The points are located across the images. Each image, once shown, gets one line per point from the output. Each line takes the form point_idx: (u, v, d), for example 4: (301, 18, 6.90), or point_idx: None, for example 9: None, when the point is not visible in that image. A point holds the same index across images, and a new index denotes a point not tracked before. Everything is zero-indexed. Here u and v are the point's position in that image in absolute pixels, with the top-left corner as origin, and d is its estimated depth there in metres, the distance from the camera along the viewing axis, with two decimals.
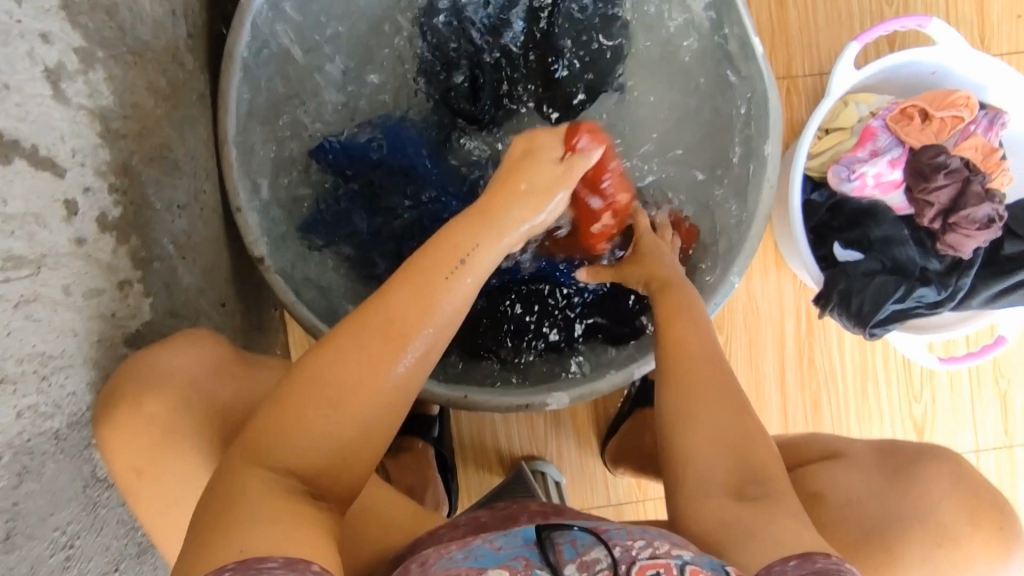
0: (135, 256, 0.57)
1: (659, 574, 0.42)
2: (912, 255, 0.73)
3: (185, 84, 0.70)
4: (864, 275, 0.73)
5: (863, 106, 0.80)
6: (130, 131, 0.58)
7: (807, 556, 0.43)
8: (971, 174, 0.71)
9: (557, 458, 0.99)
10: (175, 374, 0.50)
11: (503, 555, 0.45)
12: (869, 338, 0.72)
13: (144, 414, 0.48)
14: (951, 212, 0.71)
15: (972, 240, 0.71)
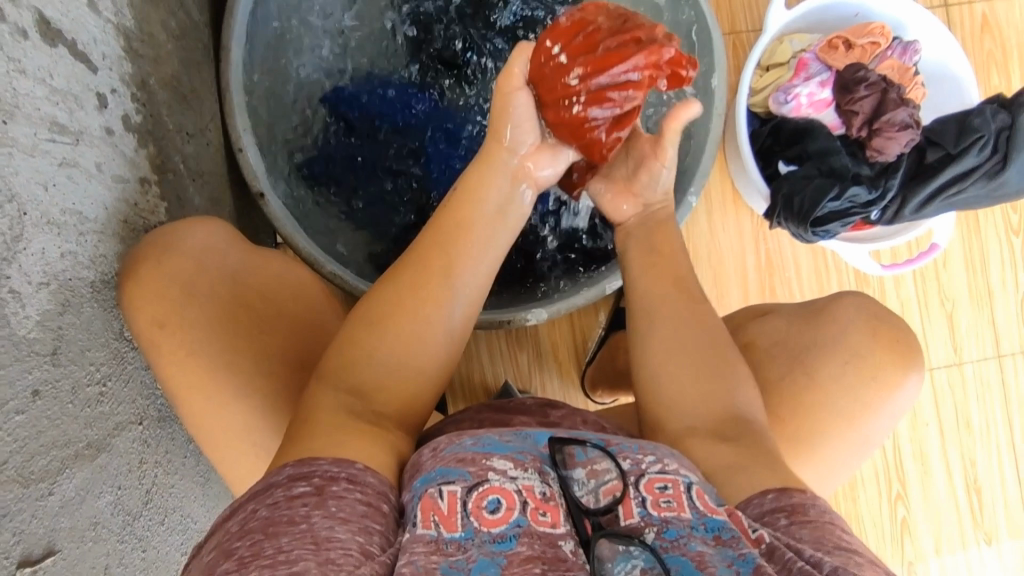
0: (153, 162, 0.64)
1: (665, 488, 0.48)
2: (845, 162, 0.82)
3: (192, 32, 0.78)
4: (805, 179, 0.82)
5: (796, 43, 0.91)
6: (147, 56, 0.65)
7: (785, 491, 0.51)
8: (889, 86, 0.81)
9: (541, 392, 1.05)
10: (189, 245, 0.59)
11: (511, 446, 0.49)
12: (810, 237, 0.81)
13: (164, 272, 0.57)
14: (875, 120, 0.81)
15: (894, 142, 0.81)
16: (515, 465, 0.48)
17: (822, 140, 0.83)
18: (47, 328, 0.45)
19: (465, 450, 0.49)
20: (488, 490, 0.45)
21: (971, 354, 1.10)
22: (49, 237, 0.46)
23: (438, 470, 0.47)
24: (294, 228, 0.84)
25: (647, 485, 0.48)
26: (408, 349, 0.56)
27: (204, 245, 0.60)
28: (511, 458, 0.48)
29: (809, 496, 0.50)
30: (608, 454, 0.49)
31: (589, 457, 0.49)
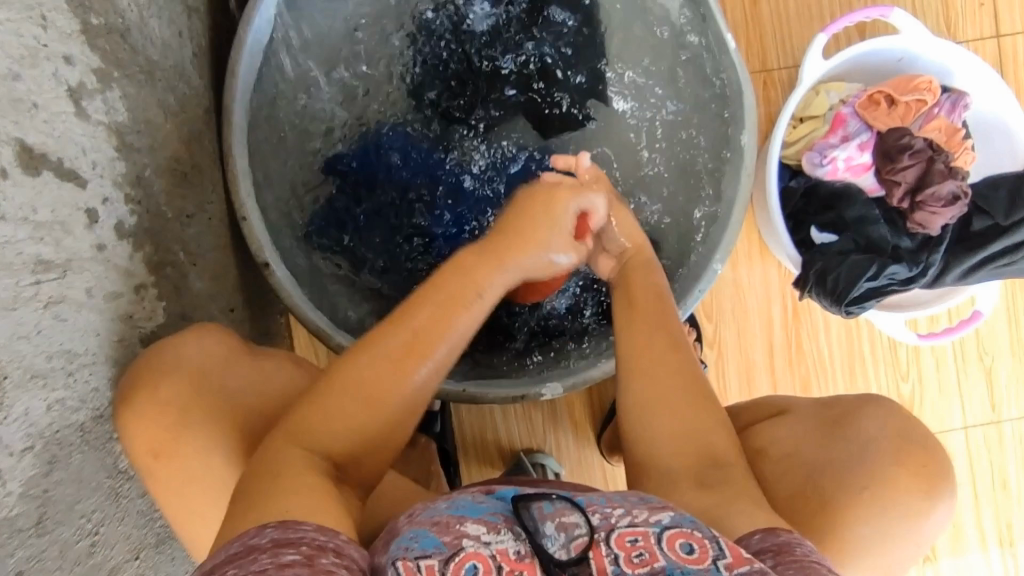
0: (150, 262, 0.60)
1: (637, 540, 0.45)
2: (883, 233, 0.78)
3: (191, 100, 0.74)
4: (839, 252, 0.77)
5: (834, 93, 0.85)
6: (143, 145, 0.62)
7: (771, 531, 0.50)
8: (935, 154, 0.75)
9: (556, 451, 1.02)
10: (184, 362, 0.55)
11: (480, 509, 0.48)
12: (846, 316, 0.76)
13: (160, 398, 0.53)
14: (918, 191, 0.76)
15: (939, 216, 0.76)
16: (487, 528, 0.45)
17: (859, 211, 0.78)
18: (31, 498, 0.42)
19: (440, 514, 0.47)
20: (463, 557, 0.43)
21: (1010, 411, 1.05)
22: (32, 393, 0.43)
23: (414, 534, 0.45)
24: (302, 299, 0.81)
25: (618, 539, 0.45)
26: (383, 400, 0.52)
27: (202, 355, 0.56)
28: (483, 522, 0.46)
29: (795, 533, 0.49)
30: (576, 507, 0.47)
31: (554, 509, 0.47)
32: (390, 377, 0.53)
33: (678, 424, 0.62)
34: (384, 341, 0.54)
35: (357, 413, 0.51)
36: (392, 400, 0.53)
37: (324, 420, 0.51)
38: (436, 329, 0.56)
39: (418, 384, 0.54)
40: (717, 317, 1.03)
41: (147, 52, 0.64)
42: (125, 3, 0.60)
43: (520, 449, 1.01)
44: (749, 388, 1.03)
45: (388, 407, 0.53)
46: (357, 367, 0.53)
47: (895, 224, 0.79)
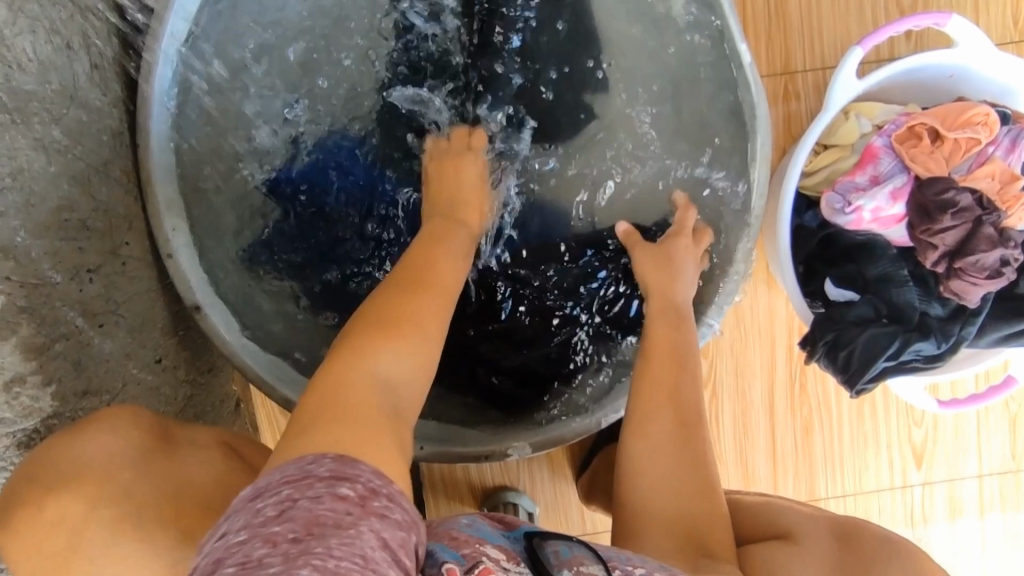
0: (30, 345, 0.51)
1: None
2: (911, 298, 0.66)
3: (91, 125, 0.62)
4: (855, 319, 0.66)
5: (865, 118, 0.71)
6: (12, 205, 0.51)
7: None
8: (983, 213, 0.62)
9: (530, 489, 0.95)
10: (90, 466, 0.49)
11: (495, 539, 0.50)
12: (857, 395, 0.66)
13: (44, 518, 0.46)
14: (958, 256, 0.63)
15: (979, 287, 0.63)
16: (507, 556, 0.48)
17: (882, 268, 0.67)
18: None
19: (460, 530, 0.50)
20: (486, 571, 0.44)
21: None
22: None
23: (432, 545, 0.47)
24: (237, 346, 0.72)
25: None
26: (350, 406, 0.45)
27: (107, 454, 0.50)
28: (504, 551, 0.48)
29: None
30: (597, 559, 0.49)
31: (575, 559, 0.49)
32: (378, 391, 0.48)
33: (672, 496, 0.61)
34: (354, 350, 0.49)
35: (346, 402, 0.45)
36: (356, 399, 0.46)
37: (331, 403, 0.45)
38: (416, 338, 0.52)
39: (377, 375, 0.49)
40: (715, 353, 0.93)
41: (12, 84, 0.52)
42: None
43: (491, 486, 0.94)
44: (745, 428, 0.94)
45: (354, 411, 0.44)
46: (379, 363, 0.49)
47: (926, 286, 0.67)
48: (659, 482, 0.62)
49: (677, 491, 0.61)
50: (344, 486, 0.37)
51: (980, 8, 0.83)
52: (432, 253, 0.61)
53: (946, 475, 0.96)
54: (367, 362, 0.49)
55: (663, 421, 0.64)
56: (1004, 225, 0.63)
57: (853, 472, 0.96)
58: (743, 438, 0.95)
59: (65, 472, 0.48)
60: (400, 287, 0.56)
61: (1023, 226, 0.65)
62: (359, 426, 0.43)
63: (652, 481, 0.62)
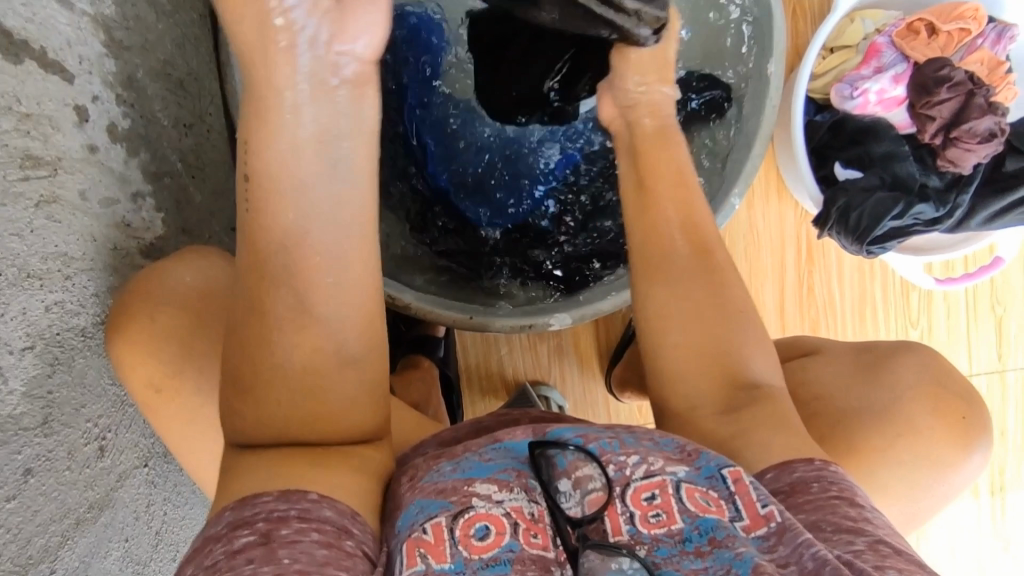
0: (146, 170, 0.58)
1: (655, 495, 0.42)
2: (912, 171, 0.77)
3: (184, 1, 0.69)
4: (863, 189, 0.76)
5: (869, 21, 0.80)
6: (133, 44, 0.57)
7: (785, 467, 0.47)
8: (975, 88, 0.73)
9: (560, 385, 1.02)
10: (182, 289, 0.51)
11: (491, 465, 0.44)
12: (866, 254, 0.77)
13: (155, 325, 0.50)
14: (952, 126, 0.75)
15: (972, 154, 0.75)
16: (499, 487, 0.42)
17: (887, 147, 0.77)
18: (34, 397, 0.41)
19: (446, 477, 0.43)
20: (474, 516, 0.40)
21: (1016, 361, 1.04)
22: (29, 294, 0.42)
23: (419, 502, 0.42)
24: None
25: (634, 495, 0.42)
26: (298, 369, 0.43)
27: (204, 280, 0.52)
28: (494, 481, 0.42)
29: (812, 471, 0.46)
30: (594, 456, 0.44)
31: (574, 466, 0.43)
32: (306, 342, 0.44)
33: (700, 339, 0.56)
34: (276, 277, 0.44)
35: (264, 370, 0.43)
36: (320, 372, 0.44)
37: (261, 401, 0.43)
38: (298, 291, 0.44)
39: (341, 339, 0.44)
40: (731, 257, 1.01)
41: None
42: None
43: (525, 378, 1.00)
44: None
45: (283, 382, 0.43)
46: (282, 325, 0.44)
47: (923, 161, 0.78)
48: (680, 321, 0.56)
49: (700, 331, 0.56)
50: (243, 533, 0.37)
51: None
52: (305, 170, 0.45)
53: None
54: (273, 337, 0.43)
55: (671, 251, 0.59)
56: (993, 99, 0.75)
57: None
58: None
59: (166, 298, 0.51)
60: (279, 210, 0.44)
61: (1011, 103, 0.76)
62: (279, 390, 0.43)
63: (680, 329, 0.56)
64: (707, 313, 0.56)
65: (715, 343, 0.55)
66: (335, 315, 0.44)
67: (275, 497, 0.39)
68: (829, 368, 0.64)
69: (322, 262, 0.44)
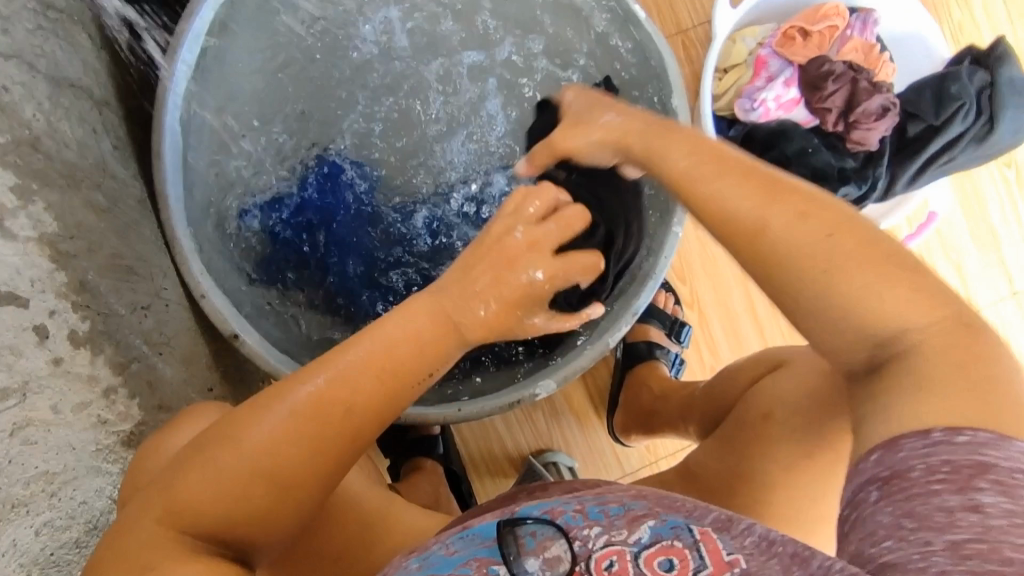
0: (113, 362, 0.59)
1: (614, 564, 0.39)
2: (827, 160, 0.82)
3: (121, 193, 0.73)
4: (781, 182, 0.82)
5: (750, 39, 0.87)
6: (79, 249, 0.61)
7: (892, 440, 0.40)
8: (856, 75, 0.81)
9: (565, 445, 1.01)
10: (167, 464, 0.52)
11: (457, 559, 0.42)
12: None
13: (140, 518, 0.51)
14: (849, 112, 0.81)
15: (873, 131, 0.81)
16: None
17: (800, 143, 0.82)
18: None
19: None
20: None
21: (988, 299, 1.07)
22: (17, 524, 0.44)
23: None
24: (273, 359, 0.79)
25: (596, 569, 0.39)
26: (242, 489, 0.44)
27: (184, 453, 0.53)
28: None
29: (923, 446, 0.39)
30: (563, 534, 0.41)
31: (543, 537, 0.41)
32: (265, 457, 0.45)
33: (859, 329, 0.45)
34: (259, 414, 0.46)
35: (197, 521, 0.44)
36: (263, 493, 0.45)
37: (196, 485, 0.44)
38: (296, 444, 0.45)
39: (303, 469, 0.45)
40: (691, 279, 1.05)
41: (64, 156, 0.63)
42: (28, 114, 0.59)
43: (529, 451, 1.00)
44: (737, 337, 1.04)
45: (236, 495, 0.44)
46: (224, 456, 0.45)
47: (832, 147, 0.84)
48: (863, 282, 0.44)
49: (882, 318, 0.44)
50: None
51: None
52: (385, 327, 0.50)
53: None
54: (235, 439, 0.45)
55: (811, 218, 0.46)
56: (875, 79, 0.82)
57: None
58: (738, 345, 1.04)
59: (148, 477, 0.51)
60: (324, 362, 0.48)
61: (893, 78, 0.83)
62: (202, 497, 0.44)
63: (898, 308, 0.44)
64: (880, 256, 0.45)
65: (894, 275, 0.44)
66: (290, 466, 0.45)
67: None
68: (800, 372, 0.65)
69: (325, 406, 0.46)
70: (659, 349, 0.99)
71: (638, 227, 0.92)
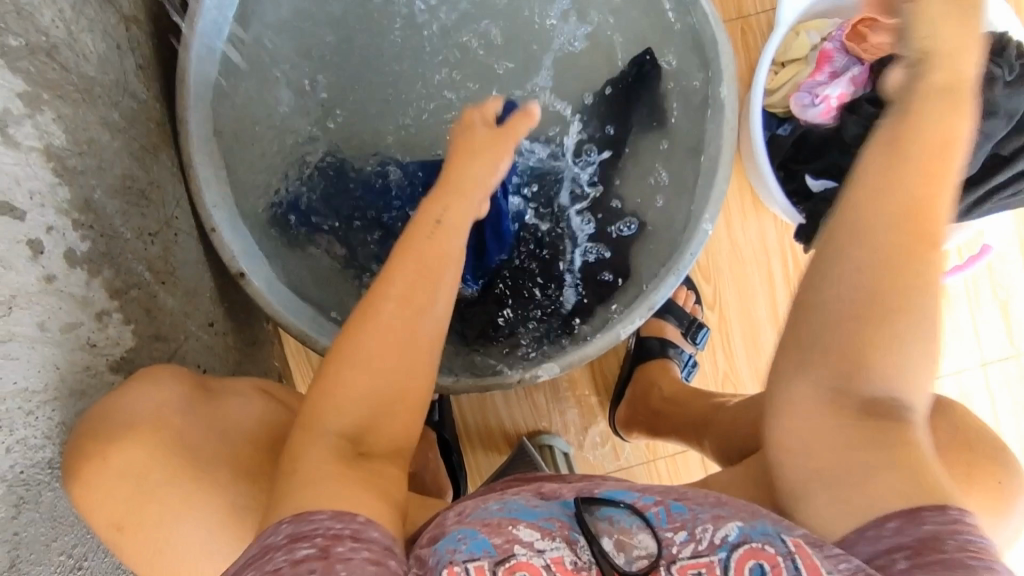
0: (110, 287, 0.58)
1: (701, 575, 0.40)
2: None
3: (140, 114, 0.71)
4: None
5: (814, 33, 0.80)
6: (88, 167, 0.59)
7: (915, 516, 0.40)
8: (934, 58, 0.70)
9: (563, 431, 0.99)
10: (140, 413, 0.51)
11: (537, 512, 0.45)
12: None
13: (110, 466, 0.49)
14: None
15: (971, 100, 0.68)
16: (541, 534, 0.42)
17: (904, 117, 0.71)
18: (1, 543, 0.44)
19: (492, 514, 0.45)
20: (515, 565, 0.40)
21: None
22: None
23: (461, 533, 0.42)
24: (277, 304, 0.78)
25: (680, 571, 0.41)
26: (314, 438, 0.46)
27: (154, 405, 0.52)
28: (538, 527, 0.43)
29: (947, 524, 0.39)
30: (646, 527, 0.43)
31: (622, 524, 0.43)
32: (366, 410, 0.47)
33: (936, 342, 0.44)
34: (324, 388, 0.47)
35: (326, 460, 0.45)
36: (322, 437, 0.46)
37: (309, 443, 0.45)
38: (338, 405, 0.47)
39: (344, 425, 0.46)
40: (717, 279, 1.00)
41: (81, 68, 0.61)
42: (48, 20, 0.58)
43: (526, 431, 0.99)
44: (756, 347, 1.00)
45: (318, 440, 0.45)
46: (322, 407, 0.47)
47: None
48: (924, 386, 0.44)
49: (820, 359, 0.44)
50: (304, 544, 0.38)
51: None
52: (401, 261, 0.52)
53: (953, 369, 1.01)
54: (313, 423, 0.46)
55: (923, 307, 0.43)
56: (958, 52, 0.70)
57: None
58: (756, 356, 1.00)
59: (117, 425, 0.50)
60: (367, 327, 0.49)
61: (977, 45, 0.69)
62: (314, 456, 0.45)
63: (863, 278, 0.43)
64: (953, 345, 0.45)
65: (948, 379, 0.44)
66: (334, 418, 0.46)
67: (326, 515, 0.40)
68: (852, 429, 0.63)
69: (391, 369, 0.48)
70: (673, 348, 0.95)
71: (665, 220, 0.87)
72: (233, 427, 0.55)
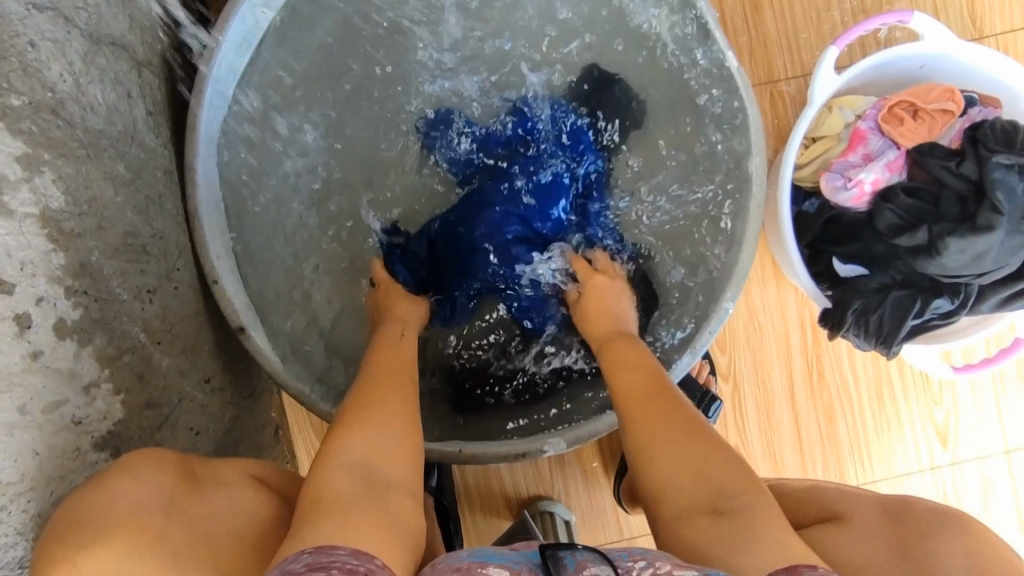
0: (102, 355, 0.56)
1: None
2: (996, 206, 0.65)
3: (147, 164, 0.69)
4: (912, 255, 0.70)
5: (848, 110, 0.77)
6: (87, 227, 0.57)
7: (793, 570, 0.43)
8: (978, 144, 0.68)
9: (565, 497, 0.96)
10: (116, 512, 0.47)
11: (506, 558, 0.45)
12: (891, 356, 0.73)
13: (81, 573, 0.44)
14: (981, 187, 0.67)
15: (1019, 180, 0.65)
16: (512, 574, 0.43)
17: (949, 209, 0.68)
18: None
19: (461, 560, 0.45)
20: None
21: None
22: None
23: None
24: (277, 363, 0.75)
25: None
26: (342, 511, 0.45)
27: (132, 505, 0.47)
28: (507, 568, 0.44)
29: (832, 573, 0.42)
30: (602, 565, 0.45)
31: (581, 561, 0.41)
32: (361, 495, 0.47)
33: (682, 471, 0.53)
34: (329, 472, 0.49)
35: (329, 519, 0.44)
36: (352, 511, 0.45)
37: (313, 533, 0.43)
38: (351, 479, 0.48)
39: (343, 491, 0.47)
40: (732, 349, 0.96)
41: (87, 122, 0.59)
42: (55, 75, 0.55)
43: (526, 496, 0.95)
44: (770, 421, 0.97)
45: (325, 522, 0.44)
46: (332, 483, 0.48)
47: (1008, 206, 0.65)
48: (693, 453, 0.53)
49: (714, 452, 0.53)
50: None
51: (940, 10, 0.90)
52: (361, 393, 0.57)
53: (973, 454, 0.97)
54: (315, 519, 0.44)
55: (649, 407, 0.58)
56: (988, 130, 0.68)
57: (877, 457, 0.97)
58: (769, 430, 0.97)
59: (95, 525, 0.46)
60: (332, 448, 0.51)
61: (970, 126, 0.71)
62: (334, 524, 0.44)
63: (661, 445, 0.55)
64: (695, 430, 0.55)
65: (703, 445, 0.54)
66: (338, 494, 0.47)
67: (346, 552, 0.41)
68: (863, 534, 0.58)
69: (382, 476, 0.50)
70: None
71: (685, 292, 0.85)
72: (213, 529, 0.50)
